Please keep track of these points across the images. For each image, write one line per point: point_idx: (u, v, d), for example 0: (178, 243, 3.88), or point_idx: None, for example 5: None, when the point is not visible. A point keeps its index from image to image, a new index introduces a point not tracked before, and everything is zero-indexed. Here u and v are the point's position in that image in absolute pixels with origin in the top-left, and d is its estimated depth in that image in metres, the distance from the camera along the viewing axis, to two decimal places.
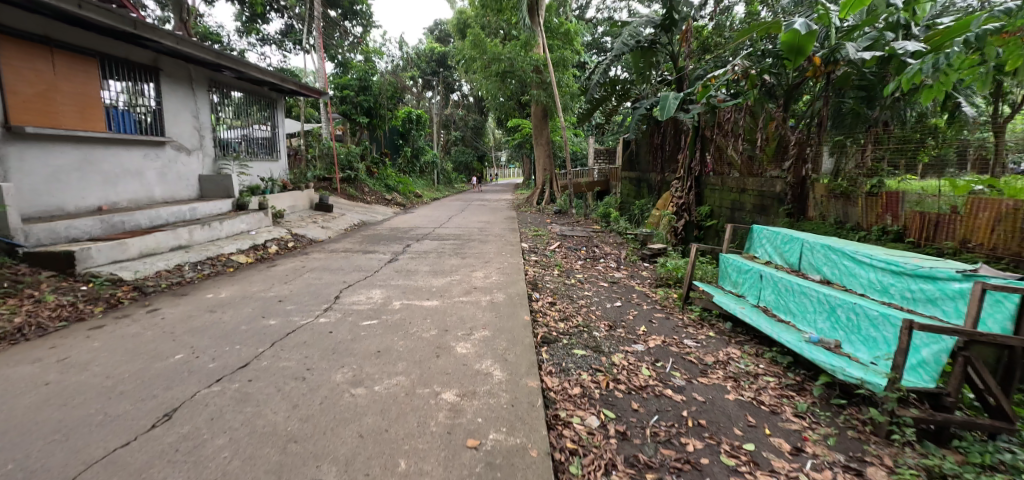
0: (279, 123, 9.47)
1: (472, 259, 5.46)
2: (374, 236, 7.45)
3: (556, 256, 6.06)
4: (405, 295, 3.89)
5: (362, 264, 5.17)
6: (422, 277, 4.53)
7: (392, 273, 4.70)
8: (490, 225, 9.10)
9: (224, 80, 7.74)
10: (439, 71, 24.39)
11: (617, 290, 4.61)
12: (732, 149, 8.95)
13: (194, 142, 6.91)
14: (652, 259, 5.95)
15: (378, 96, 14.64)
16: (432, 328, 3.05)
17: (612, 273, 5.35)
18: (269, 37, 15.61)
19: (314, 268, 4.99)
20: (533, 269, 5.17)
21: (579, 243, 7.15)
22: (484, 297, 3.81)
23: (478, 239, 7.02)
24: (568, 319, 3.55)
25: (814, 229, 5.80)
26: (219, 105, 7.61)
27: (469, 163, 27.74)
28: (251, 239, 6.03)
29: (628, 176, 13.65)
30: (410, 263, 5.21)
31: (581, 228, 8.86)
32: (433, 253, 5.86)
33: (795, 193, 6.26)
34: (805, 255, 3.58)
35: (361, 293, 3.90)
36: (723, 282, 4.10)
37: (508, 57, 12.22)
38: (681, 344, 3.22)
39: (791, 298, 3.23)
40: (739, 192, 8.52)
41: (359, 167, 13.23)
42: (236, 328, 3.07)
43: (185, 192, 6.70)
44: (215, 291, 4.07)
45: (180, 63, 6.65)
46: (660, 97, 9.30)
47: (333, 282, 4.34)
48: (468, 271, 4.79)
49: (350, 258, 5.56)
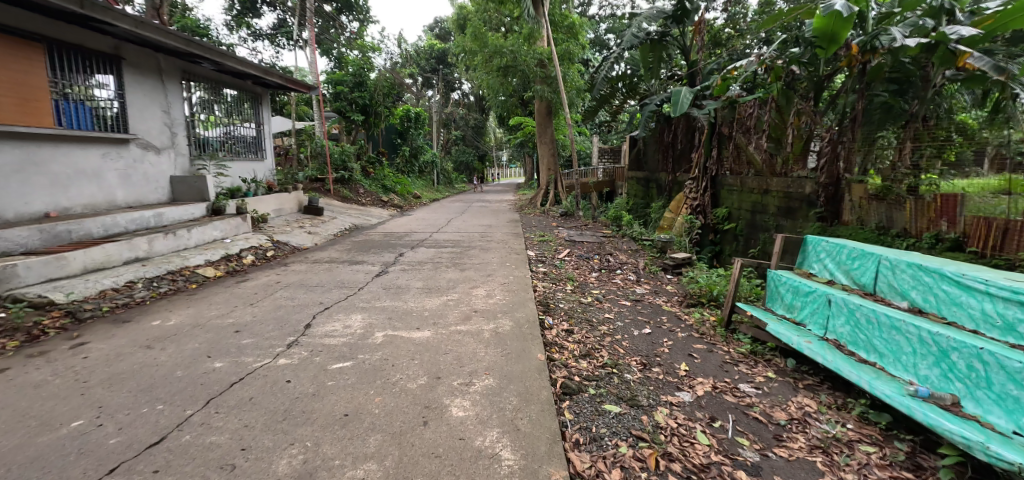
0: (265, 121, 8.76)
1: (473, 271, 4.77)
2: (365, 243, 6.77)
3: (567, 267, 5.38)
4: (389, 321, 3.21)
5: (345, 279, 4.48)
6: (413, 296, 3.84)
7: (379, 292, 4.01)
8: (493, 229, 8.40)
9: (201, 73, 7.05)
10: (439, 68, 23.71)
11: (642, 310, 3.93)
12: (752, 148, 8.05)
13: (165, 140, 6.24)
14: (676, 270, 5.27)
15: (374, 93, 13.94)
16: (420, 375, 2.36)
17: (633, 287, 4.67)
18: (261, 32, 14.97)
19: (289, 285, 4.31)
20: (543, 284, 4.49)
21: (591, 250, 6.46)
22: (486, 325, 3.12)
23: (479, 247, 6.34)
24: (591, 354, 2.87)
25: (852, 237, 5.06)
26: (196, 101, 6.90)
27: (470, 163, 27.01)
28: (224, 249, 5.37)
29: (636, 176, 12.94)
30: (400, 278, 4.52)
31: (591, 233, 8.17)
32: (428, 264, 5.17)
33: (831, 194, 5.57)
34: (883, 275, 2.91)
35: (337, 320, 3.22)
36: (774, 304, 3.42)
37: (510, 50, 11.58)
38: (738, 390, 2.55)
39: (876, 333, 2.56)
40: (762, 194, 7.77)
41: (354, 167, 12.55)
42: (168, 376, 2.40)
43: (153, 195, 6.03)
44: (165, 317, 3.40)
45: (147, 52, 5.98)
46: (672, 92, 8.67)
47: (307, 304, 3.65)
48: (468, 288, 4.10)
49: (332, 271, 4.87)
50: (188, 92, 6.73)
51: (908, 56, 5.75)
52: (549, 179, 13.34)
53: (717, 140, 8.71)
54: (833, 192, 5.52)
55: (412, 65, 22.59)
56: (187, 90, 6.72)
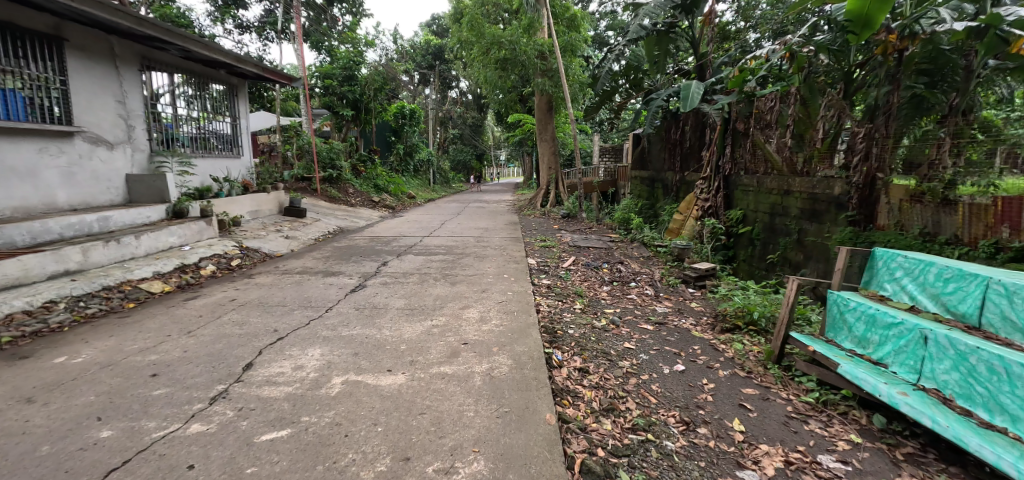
0: (243, 115, 8.01)
1: (465, 285, 4.06)
2: (346, 249, 6.07)
3: (574, 279, 4.69)
4: (353, 359, 2.49)
5: (313, 296, 3.76)
6: (388, 321, 3.13)
7: (349, 314, 3.29)
8: (489, 232, 7.71)
9: (165, 60, 6.33)
10: (435, 64, 22.99)
11: (669, 337, 3.23)
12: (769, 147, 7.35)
13: (119, 134, 5.53)
14: (698, 283, 4.58)
15: (366, 88, 13.21)
16: (382, 454, 1.68)
17: (654, 305, 3.97)
18: (248, 23, 14.26)
19: (243, 304, 3.60)
20: (547, 301, 3.79)
21: (599, 258, 5.78)
22: (477, 365, 2.43)
23: (474, 254, 5.64)
24: (616, 408, 2.20)
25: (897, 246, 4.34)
26: (164, 93, 6.30)
27: (467, 162, 26.26)
28: (181, 258, 4.68)
29: (640, 175, 12.24)
30: (377, 295, 3.80)
31: (596, 237, 7.49)
32: (414, 276, 4.47)
33: (865, 196, 4.80)
34: (992, 304, 2.25)
35: (289, 357, 2.53)
36: (839, 336, 2.75)
37: (508, 41, 10.86)
38: (819, 467, 1.88)
39: (1006, 388, 1.89)
40: (782, 195, 6.98)
41: (343, 165, 11.82)
42: (26, 454, 1.72)
43: (104, 196, 5.34)
44: (74, 352, 2.71)
45: (96, 33, 5.26)
46: (681, 87, 8.01)
47: (257, 332, 2.95)
48: (458, 309, 3.39)
49: (300, 285, 4.16)
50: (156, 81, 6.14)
51: (947, 43, 4.89)
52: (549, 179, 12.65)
53: (731, 136, 8.03)
54: (867, 193, 4.79)
55: (409, 61, 21.84)
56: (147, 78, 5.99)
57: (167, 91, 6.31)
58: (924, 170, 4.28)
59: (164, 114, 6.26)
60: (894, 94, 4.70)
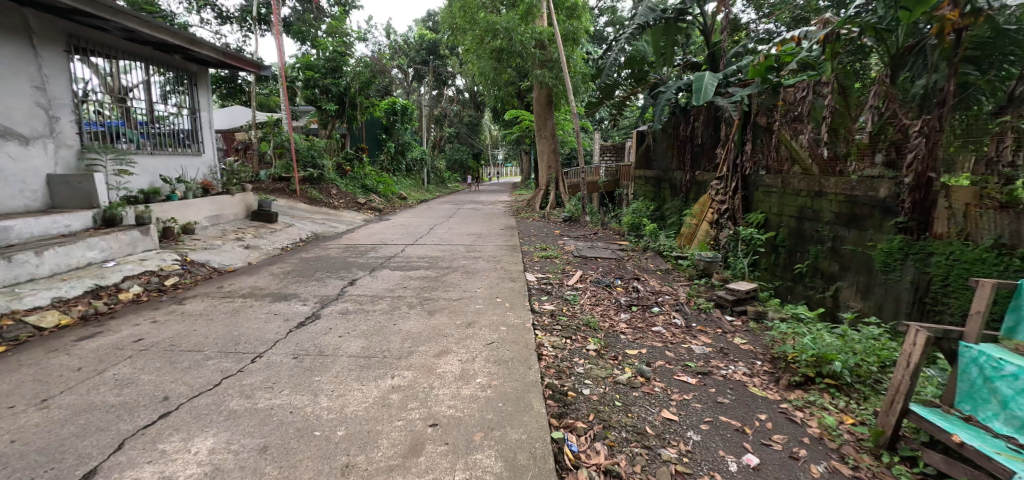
0: (204, 106, 7.06)
1: (446, 316, 3.17)
2: (314, 262, 5.15)
3: (583, 303, 3.80)
4: (252, 464, 1.62)
5: (242, 334, 2.86)
6: (329, 380, 2.21)
7: (282, 367, 2.38)
8: (482, 240, 6.80)
9: (103, 41, 5.41)
10: (430, 60, 21.99)
11: (721, 399, 2.35)
12: (789, 138, 6.07)
13: (36, 126, 4.62)
14: (737, 308, 3.70)
15: (351, 81, 12.21)
16: None
17: (690, 344, 3.07)
18: (227, 13, 13.34)
19: (148, 347, 2.70)
20: (552, 341, 2.88)
21: (610, 272, 4.88)
22: (449, 475, 1.57)
23: (463, 270, 4.73)
24: None
25: (968, 261, 3.43)
26: (117, 84, 5.57)
27: (464, 161, 25.31)
28: (98, 277, 3.80)
29: (644, 175, 11.32)
30: (329, 332, 2.89)
31: (603, 245, 6.60)
32: (385, 301, 3.58)
33: (919, 200, 3.88)
34: None
35: (163, 458, 1.66)
36: (988, 414, 1.86)
37: (504, 28, 9.90)
38: None
39: None
40: (812, 197, 5.57)
41: (326, 164, 10.87)
42: None
43: (16, 201, 4.44)
44: None
45: (5, 4, 4.37)
46: (693, 78, 7.09)
47: (139, 402, 2.06)
48: (431, 357, 2.49)
49: (235, 316, 3.25)
50: (128, 75, 5.70)
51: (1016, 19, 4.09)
52: (549, 178, 11.73)
53: (751, 130, 6.73)
54: (920, 196, 3.87)
55: (401, 56, 20.84)
56: (96, 69, 5.31)
57: (134, 85, 5.75)
58: (987, 165, 3.59)
59: (115, 107, 5.50)
60: (950, 81, 3.76)
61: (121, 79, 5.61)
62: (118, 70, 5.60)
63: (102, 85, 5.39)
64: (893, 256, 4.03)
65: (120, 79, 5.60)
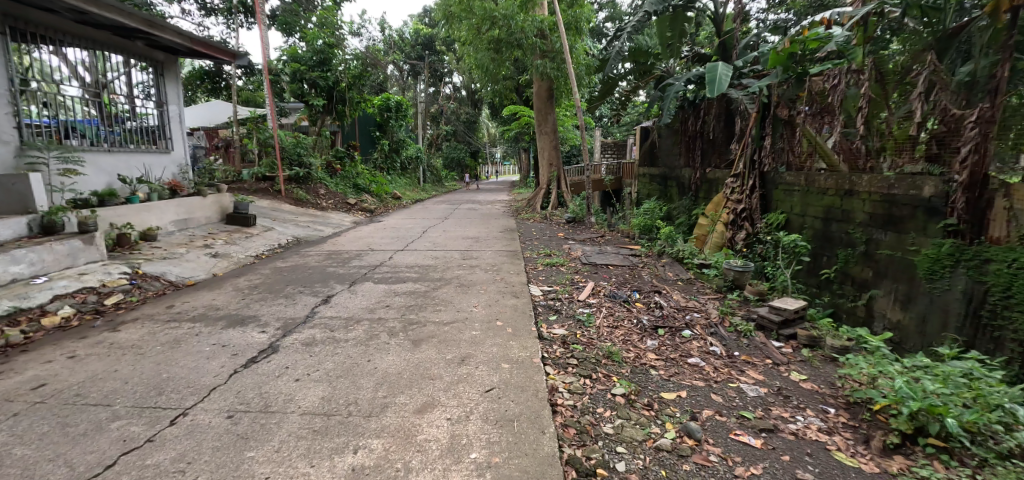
0: (172, 97, 6.39)
1: (434, 349, 2.54)
2: (289, 273, 4.52)
3: (598, 325, 3.18)
4: None
5: (171, 378, 2.23)
6: (264, 460, 1.59)
7: (214, 432, 1.77)
8: (480, 245, 6.15)
9: (50, 23, 4.75)
10: (426, 55, 21.27)
11: (802, 473, 1.74)
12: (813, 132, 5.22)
13: None
14: (785, 332, 3.10)
15: (341, 75, 11.45)
16: None
17: (739, 383, 2.46)
18: (211, 5, 12.71)
19: (44, 400, 2.07)
20: (568, 383, 2.27)
21: (626, 284, 4.27)
22: None
23: (458, 282, 4.10)
24: None
25: None
26: (66, 73, 4.92)
27: (462, 159, 24.63)
28: (18, 297, 3.16)
29: (650, 173, 10.67)
30: (284, 374, 2.26)
31: (613, 249, 5.97)
32: (363, 326, 2.95)
33: (973, 198, 3.26)
34: None
35: None
36: None
37: (502, 16, 9.28)
38: None
39: None
40: (840, 196, 4.74)
41: (314, 163, 10.21)
42: None
43: None
44: None
45: None
46: (706, 69, 6.34)
47: None
48: (411, 414, 1.87)
49: (174, 348, 2.62)
50: (87, 65, 5.13)
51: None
52: (550, 177, 11.09)
53: (770, 124, 5.73)
54: (974, 195, 3.25)
55: (396, 52, 20.14)
56: (38, 55, 4.65)
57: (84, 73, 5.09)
58: None
59: (61, 99, 4.84)
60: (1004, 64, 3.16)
61: (70, 67, 4.95)
62: (67, 57, 4.93)
63: (47, 74, 4.73)
64: (941, 262, 3.41)
65: (76, 70, 5.01)
